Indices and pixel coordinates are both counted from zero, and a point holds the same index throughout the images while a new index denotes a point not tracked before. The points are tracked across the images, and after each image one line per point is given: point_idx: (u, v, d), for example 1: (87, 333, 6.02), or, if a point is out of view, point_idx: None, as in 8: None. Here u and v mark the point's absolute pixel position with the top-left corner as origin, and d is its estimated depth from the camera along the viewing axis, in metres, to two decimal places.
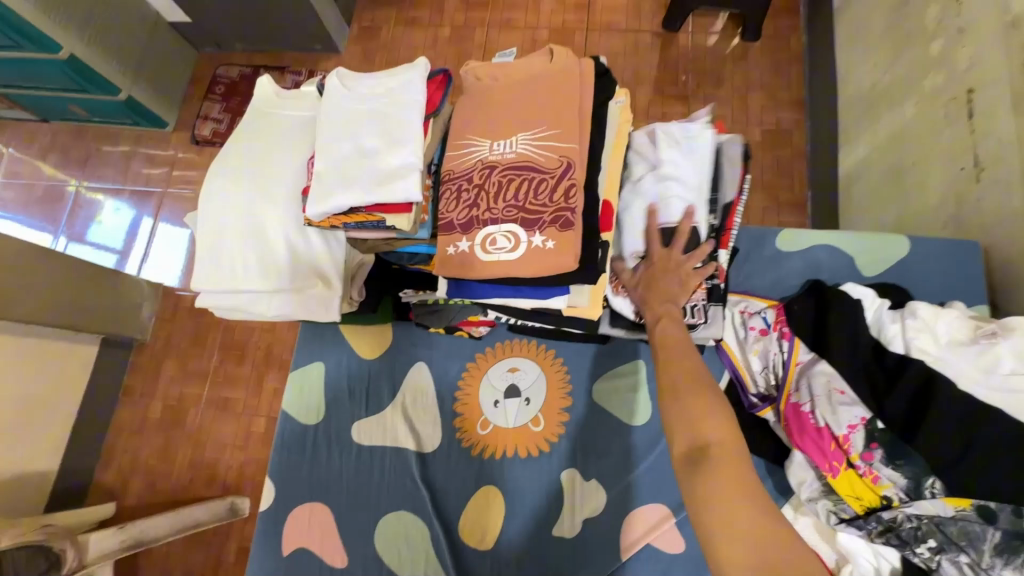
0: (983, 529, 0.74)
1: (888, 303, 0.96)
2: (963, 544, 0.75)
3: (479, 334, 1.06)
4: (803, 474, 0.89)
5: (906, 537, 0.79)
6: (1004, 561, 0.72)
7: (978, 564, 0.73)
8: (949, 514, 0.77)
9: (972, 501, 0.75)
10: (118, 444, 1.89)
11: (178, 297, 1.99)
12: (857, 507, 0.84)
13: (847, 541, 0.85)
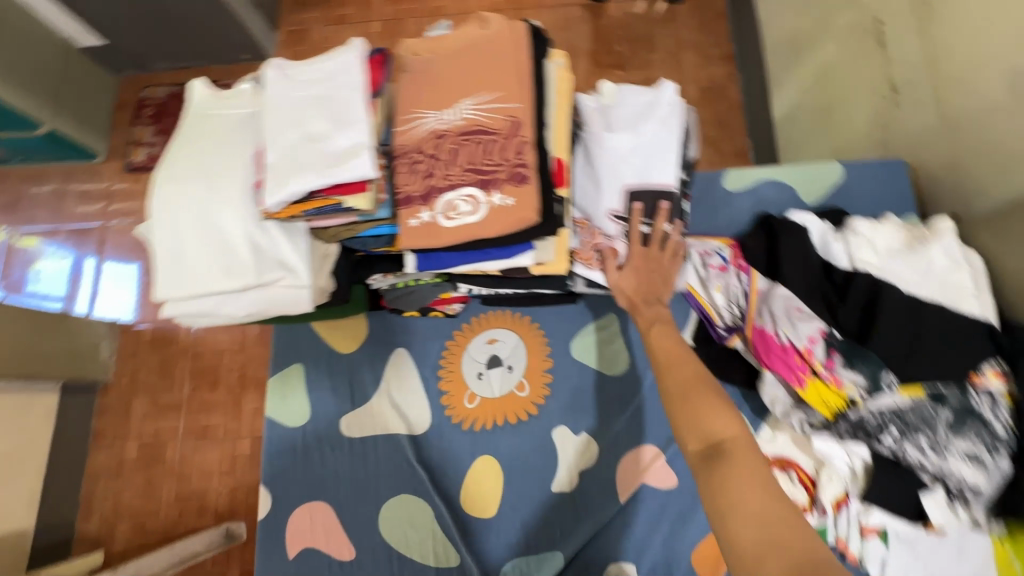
0: (936, 410, 0.83)
1: (832, 226, 1.03)
2: (922, 426, 0.83)
3: (454, 311, 1.07)
4: (775, 392, 0.95)
5: (873, 429, 0.87)
6: (956, 435, 0.81)
7: (936, 442, 0.82)
8: (906, 403, 0.85)
9: (924, 388, 0.84)
10: (96, 491, 1.82)
11: (137, 332, 1.91)
12: (827, 416, 0.91)
13: (824, 447, 0.90)
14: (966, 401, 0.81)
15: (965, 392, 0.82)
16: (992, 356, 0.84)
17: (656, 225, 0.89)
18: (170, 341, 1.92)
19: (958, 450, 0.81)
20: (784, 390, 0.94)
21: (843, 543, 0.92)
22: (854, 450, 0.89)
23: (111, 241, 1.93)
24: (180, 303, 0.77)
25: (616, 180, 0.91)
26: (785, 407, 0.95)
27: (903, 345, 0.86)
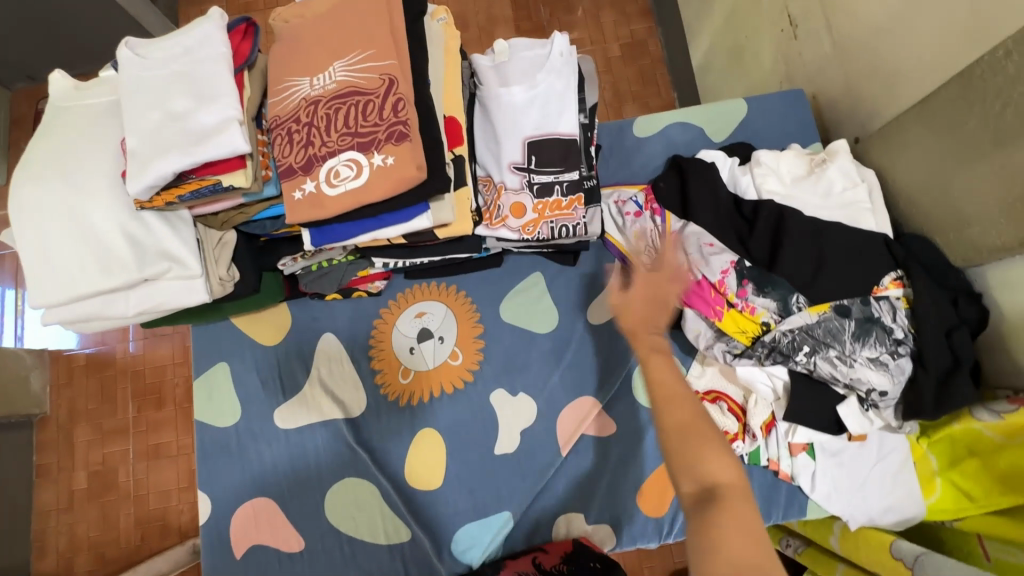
0: (842, 322, 0.87)
1: (738, 159, 1.05)
2: (831, 340, 0.87)
3: (378, 288, 1.05)
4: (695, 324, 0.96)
5: (788, 350, 0.89)
6: (861, 343, 0.86)
7: (844, 353, 0.87)
8: (814, 320, 0.89)
9: (830, 304, 0.88)
10: (48, 527, 1.74)
11: (70, 357, 1.84)
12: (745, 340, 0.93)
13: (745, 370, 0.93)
14: (867, 311, 0.86)
15: (866, 303, 0.87)
16: (891, 266, 0.88)
17: (559, 175, 0.91)
18: (106, 364, 1.83)
19: (864, 358, 0.86)
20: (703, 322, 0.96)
21: (775, 463, 0.95)
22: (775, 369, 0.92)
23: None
24: (62, 309, 0.72)
25: (516, 132, 0.91)
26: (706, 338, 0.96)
27: (808, 264, 0.90)
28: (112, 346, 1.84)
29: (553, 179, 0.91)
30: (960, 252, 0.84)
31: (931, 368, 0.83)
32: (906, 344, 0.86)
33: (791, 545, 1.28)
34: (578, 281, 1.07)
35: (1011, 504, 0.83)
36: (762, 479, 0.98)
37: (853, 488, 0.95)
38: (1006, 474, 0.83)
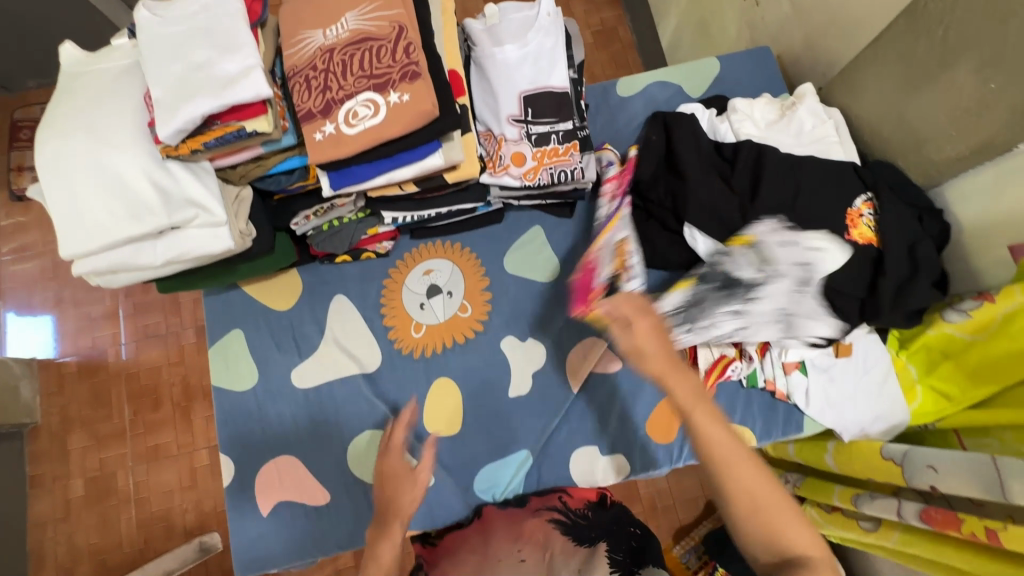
0: (699, 291, 0.99)
1: (715, 110, 1.13)
2: (695, 308, 0.98)
3: (385, 249, 1.09)
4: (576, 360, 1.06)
5: (677, 320, 0.98)
6: (721, 303, 0.98)
7: (717, 311, 0.98)
8: (683, 296, 0.99)
9: (689, 281, 1.00)
10: (45, 539, 1.70)
11: (60, 365, 1.80)
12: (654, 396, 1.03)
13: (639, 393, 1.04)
14: (715, 275, 0.98)
15: (707, 271, 0.99)
16: (861, 190, 0.97)
17: (554, 125, 0.97)
18: (98, 368, 1.81)
19: (725, 313, 0.98)
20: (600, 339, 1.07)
21: (772, 384, 1.03)
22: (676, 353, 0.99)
23: (13, 288, 1.84)
24: (91, 259, 0.75)
25: (512, 88, 0.97)
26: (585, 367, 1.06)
27: (788, 194, 0.97)
28: (103, 350, 1.82)
29: (549, 130, 0.97)
30: (921, 171, 0.94)
31: (891, 273, 0.91)
32: (755, 295, 0.97)
33: (790, 481, 1.34)
34: (576, 232, 1.13)
35: (984, 396, 0.92)
36: (761, 402, 1.06)
37: (842, 400, 1.03)
38: (977, 368, 0.91)
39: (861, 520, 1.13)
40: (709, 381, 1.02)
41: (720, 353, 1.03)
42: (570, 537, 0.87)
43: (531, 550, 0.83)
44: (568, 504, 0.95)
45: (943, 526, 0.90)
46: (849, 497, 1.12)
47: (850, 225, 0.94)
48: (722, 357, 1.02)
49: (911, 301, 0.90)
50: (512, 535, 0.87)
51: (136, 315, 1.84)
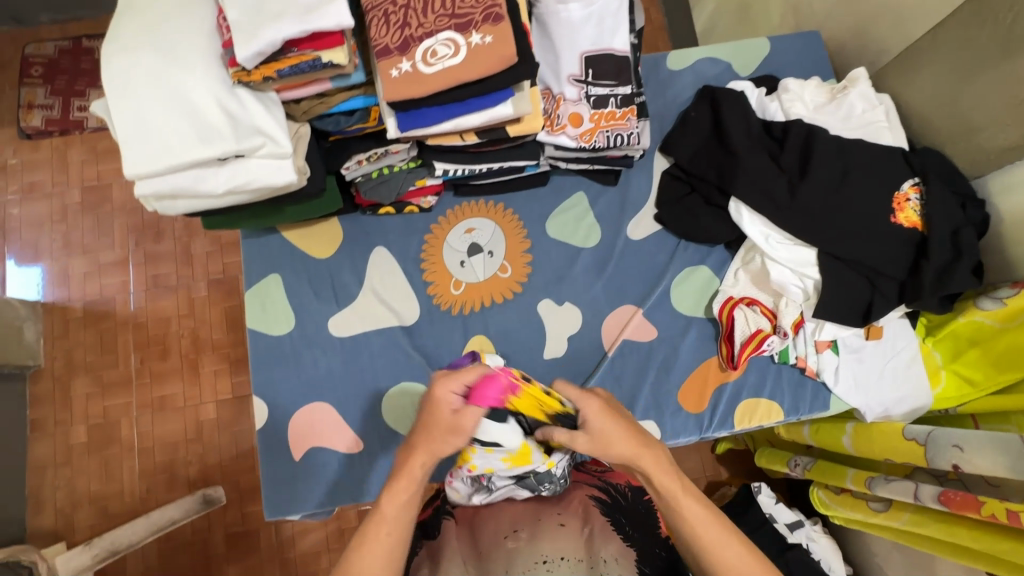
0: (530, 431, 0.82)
1: (764, 90, 1.14)
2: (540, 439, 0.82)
3: (428, 204, 1.09)
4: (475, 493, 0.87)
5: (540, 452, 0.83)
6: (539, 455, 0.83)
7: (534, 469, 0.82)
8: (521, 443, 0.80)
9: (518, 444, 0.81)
10: (45, 483, 1.60)
11: (64, 308, 1.70)
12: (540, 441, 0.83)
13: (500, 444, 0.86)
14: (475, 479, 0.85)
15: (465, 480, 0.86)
16: (909, 175, 0.99)
17: (613, 87, 0.97)
18: (107, 314, 1.70)
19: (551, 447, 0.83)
20: (458, 477, 0.86)
21: (803, 361, 1.05)
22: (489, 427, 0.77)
23: (16, 227, 1.73)
24: (152, 181, 0.74)
25: (574, 47, 0.96)
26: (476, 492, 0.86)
27: (835, 175, 0.99)
28: (110, 298, 1.71)
29: (608, 93, 0.97)
30: (968, 158, 0.98)
31: (933, 258, 0.93)
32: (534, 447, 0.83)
33: (799, 464, 1.36)
34: (619, 200, 1.14)
35: (1007, 382, 0.94)
36: (790, 378, 1.08)
37: (868, 382, 1.06)
38: (1002, 356, 0.95)
39: (870, 500, 1.17)
40: (743, 354, 1.02)
41: (757, 326, 1.04)
42: (607, 517, 0.80)
43: (571, 514, 0.80)
44: (610, 480, 0.89)
45: (962, 509, 0.92)
46: (863, 480, 1.15)
47: (896, 208, 0.97)
48: (757, 331, 1.03)
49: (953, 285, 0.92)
50: (552, 496, 0.84)
51: (147, 265, 1.73)
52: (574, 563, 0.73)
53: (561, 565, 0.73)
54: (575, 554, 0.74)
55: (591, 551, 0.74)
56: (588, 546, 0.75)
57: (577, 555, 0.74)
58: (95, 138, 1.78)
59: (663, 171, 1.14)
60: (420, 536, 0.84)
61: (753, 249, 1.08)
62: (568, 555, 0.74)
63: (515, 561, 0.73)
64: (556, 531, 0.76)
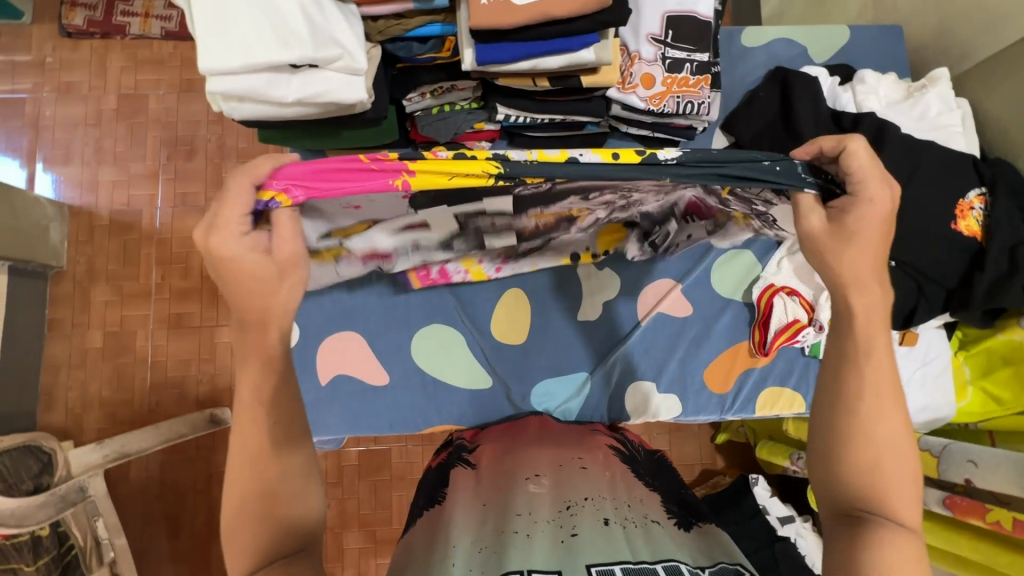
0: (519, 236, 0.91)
1: (838, 79, 1.10)
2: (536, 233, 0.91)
3: (481, 150, 1.07)
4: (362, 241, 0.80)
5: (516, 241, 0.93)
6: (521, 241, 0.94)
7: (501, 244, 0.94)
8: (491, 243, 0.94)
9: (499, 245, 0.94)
10: (58, 381, 1.63)
11: (91, 214, 1.70)
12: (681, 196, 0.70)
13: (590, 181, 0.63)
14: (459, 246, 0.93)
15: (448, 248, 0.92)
16: (976, 184, 0.97)
17: (690, 52, 0.95)
18: (133, 225, 1.70)
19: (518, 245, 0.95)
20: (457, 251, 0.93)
21: None
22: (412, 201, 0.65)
23: (49, 127, 1.72)
24: (224, 79, 0.72)
25: (657, 4, 0.94)
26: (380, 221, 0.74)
27: (901, 173, 0.97)
28: (137, 210, 1.70)
29: (685, 57, 0.95)
30: None
31: (989, 269, 0.92)
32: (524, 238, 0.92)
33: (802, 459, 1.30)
34: None
35: None
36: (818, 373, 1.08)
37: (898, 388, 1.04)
38: None
39: None
40: (775, 342, 1.02)
41: (794, 317, 1.03)
42: (625, 464, 0.81)
43: (593, 461, 0.78)
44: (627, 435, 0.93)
45: (965, 514, 0.93)
46: None
47: (958, 215, 0.95)
48: (794, 321, 1.02)
49: (1004, 298, 0.91)
50: (574, 445, 0.84)
51: (177, 182, 1.72)
52: (600, 501, 0.68)
53: (587, 503, 0.68)
54: (600, 493, 0.70)
55: (616, 493, 0.71)
56: (612, 487, 0.72)
57: (601, 494, 0.70)
58: (136, 46, 1.75)
59: (721, 150, 1.11)
60: (439, 488, 0.79)
61: None
62: (593, 495, 0.69)
63: (539, 504, 0.68)
64: (577, 474, 0.74)
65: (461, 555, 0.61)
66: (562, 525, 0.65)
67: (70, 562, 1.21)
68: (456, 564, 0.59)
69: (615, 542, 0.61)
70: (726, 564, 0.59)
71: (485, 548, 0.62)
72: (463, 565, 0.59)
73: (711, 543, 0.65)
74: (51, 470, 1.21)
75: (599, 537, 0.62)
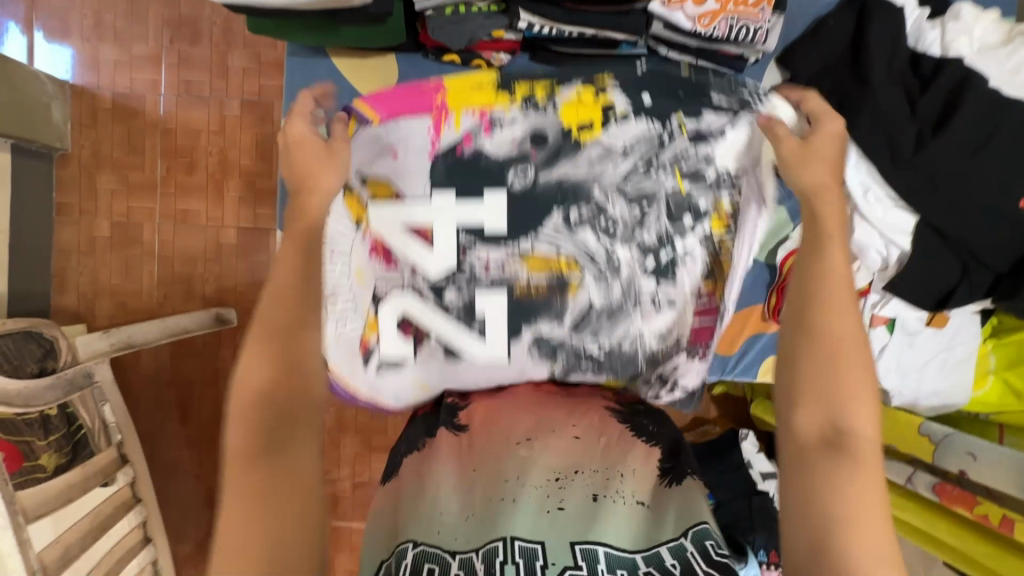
0: None
1: (928, 12, 0.93)
2: None
3: (500, 63, 0.95)
4: (407, 301, 0.80)
5: None
6: None
7: None
8: None
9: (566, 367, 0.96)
10: (68, 266, 1.63)
11: (94, 96, 1.61)
12: (716, 225, 0.76)
13: (568, 168, 0.76)
14: None
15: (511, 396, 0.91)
16: None
17: None
18: (138, 111, 1.61)
19: None
20: None
21: None
22: (437, 199, 0.76)
23: None
24: None
25: None
26: (424, 281, 0.79)
27: (977, 137, 0.84)
28: (140, 95, 1.61)
29: None
30: None
31: None
32: None
33: None
34: None
35: None
36: None
37: (912, 367, 1.00)
38: None
39: None
40: None
41: None
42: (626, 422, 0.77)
43: (585, 428, 0.74)
44: (622, 399, 0.84)
45: (952, 502, 0.92)
46: None
47: None
48: None
49: None
50: (568, 405, 0.79)
51: (181, 68, 1.60)
52: (590, 475, 0.68)
53: (576, 478, 0.67)
54: (591, 466, 0.69)
55: (608, 463, 0.69)
56: (604, 455, 0.70)
57: (592, 463, 0.69)
58: None
59: (771, 88, 0.98)
60: (421, 434, 0.78)
61: None
62: (583, 467, 0.68)
63: (530, 469, 0.68)
64: (569, 445, 0.71)
65: (449, 519, 0.64)
66: (549, 495, 0.65)
67: (81, 440, 1.28)
68: (441, 533, 0.62)
69: (602, 522, 0.62)
70: (705, 526, 0.61)
71: (473, 517, 0.63)
72: (449, 533, 0.62)
73: (694, 500, 0.65)
74: (55, 355, 1.22)
75: (585, 515, 0.63)
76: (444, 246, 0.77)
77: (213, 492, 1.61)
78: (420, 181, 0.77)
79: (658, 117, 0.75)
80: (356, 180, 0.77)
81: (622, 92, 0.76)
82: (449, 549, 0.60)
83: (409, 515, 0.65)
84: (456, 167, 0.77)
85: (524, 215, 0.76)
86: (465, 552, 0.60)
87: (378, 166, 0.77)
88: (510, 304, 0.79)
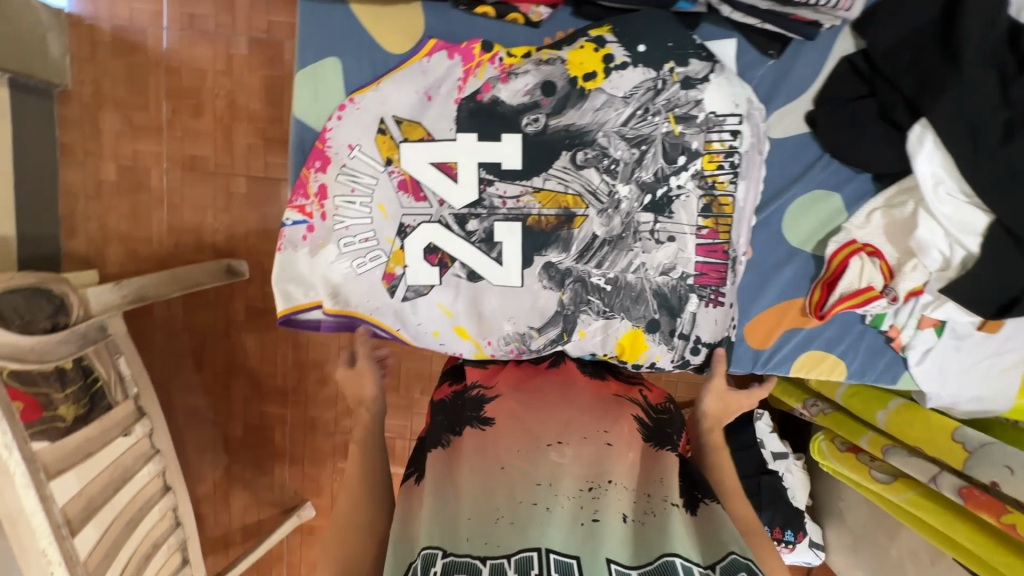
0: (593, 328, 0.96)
1: None
2: None
3: (539, 18, 0.86)
4: (433, 231, 0.83)
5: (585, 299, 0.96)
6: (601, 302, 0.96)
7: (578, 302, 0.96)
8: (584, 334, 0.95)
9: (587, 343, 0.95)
10: (77, 210, 1.57)
11: (93, 28, 1.49)
12: (708, 165, 0.82)
13: (576, 110, 0.80)
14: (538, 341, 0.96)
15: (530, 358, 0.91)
16: None
17: None
18: (139, 47, 1.50)
19: None
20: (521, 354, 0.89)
21: (896, 330, 0.94)
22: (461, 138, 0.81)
23: None
24: None
25: None
26: (449, 212, 0.82)
27: None
28: (141, 28, 1.49)
29: None
30: None
31: None
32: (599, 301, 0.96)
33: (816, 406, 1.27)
34: (773, 78, 0.90)
35: None
36: (871, 343, 0.97)
37: (955, 373, 0.95)
38: None
39: (875, 470, 1.11)
40: (837, 307, 0.89)
41: (868, 283, 0.89)
42: (649, 438, 0.73)
43: (619, 434, 0.71)
44: (649, 400, 0.81)
45: (979, 508, 0.86)
46: (880, 446, 1.08)
47: None
48: (867, 288, 0.88)
49: None
50: (597, 409, 0.75)
51: None
52: (622, 489, 0.64)
53: (609, 488, 0.64)
54: (625, 479, 0.66)
55: (639, 483, 0.66)
56: (635, 474, 0.67)
57: (626, 480, 0.66)
58: None
59: (843, 57, 0.88)
60: (445, 429, 0.75)
61: (908, 192, 0.88)
62: (617, 478, 0.65)
63: (561, 476, 0.64)
64: (601, 451, 0.68)
65: (473, 526, 0.60)
66: (582, 506, 0.62)
67: (96, 392, 1.25)
68: (469, 541, 0.59)
69: (636, 545, 0.60)
70: (734, 558, 0.57)
71: (502, 519, 0.60)
72: (476, 541, 0.59)
73: (714, 530, 0.62)
74: (67, 310, 1.15)
75: (616, 534, 0.60)
76: (468, 180, 0.81)
77: (229, 440, 1.63)
78: (448, 120, 0.82)
79: (655, 65, 0.80)
80: (391, 120, 0.83)
81: (620, 43, 0.80)
82: (478, 556, 0.57)
83: (432, 519, 0.62)
84: (477, 111, 0.81)
85: (536, 154, 0.80)
86: (496, 557, 0.56)
87: (414, 110, 0.83)
88: (525, 235, 0.82)
